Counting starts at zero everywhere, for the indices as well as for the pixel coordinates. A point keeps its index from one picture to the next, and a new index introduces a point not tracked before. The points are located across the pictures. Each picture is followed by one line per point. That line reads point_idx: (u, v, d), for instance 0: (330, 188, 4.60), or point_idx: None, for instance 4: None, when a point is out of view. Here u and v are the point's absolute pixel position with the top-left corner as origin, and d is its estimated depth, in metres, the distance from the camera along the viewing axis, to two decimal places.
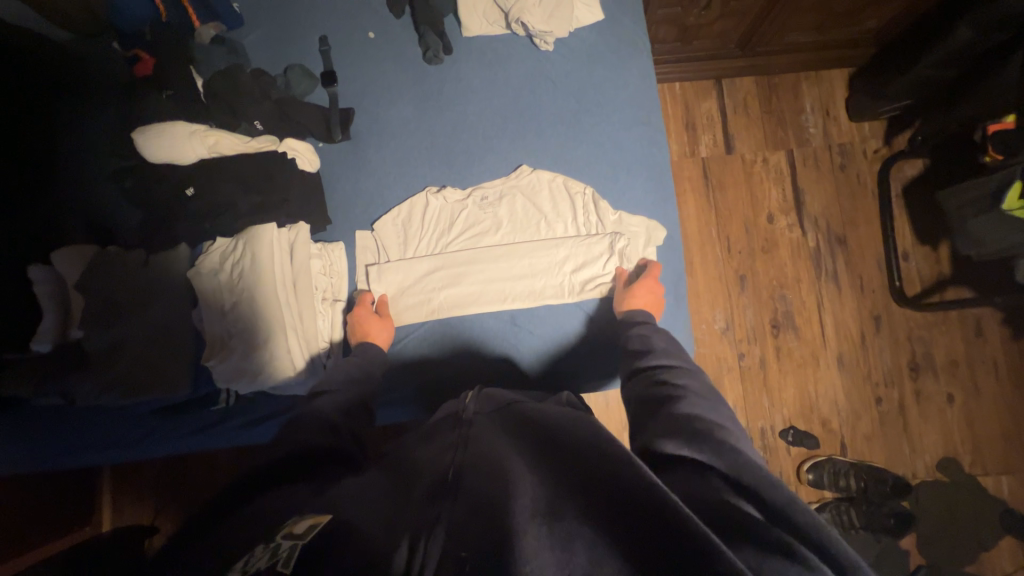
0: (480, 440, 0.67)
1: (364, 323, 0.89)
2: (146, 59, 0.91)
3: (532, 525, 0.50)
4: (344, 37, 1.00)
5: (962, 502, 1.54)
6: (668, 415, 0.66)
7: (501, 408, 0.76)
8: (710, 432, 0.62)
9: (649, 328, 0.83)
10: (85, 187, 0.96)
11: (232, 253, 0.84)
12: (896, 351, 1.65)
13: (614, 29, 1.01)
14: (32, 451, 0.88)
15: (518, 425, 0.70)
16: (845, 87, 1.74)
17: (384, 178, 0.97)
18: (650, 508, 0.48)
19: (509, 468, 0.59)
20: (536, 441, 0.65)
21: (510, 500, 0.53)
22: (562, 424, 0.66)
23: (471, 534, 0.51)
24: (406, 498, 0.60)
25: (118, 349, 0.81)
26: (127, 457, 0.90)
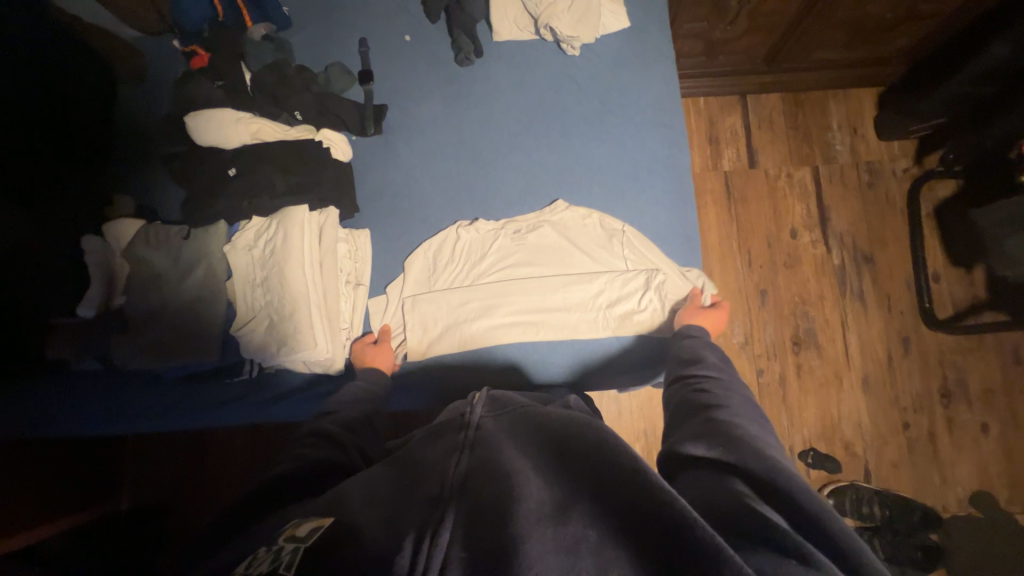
0: (490, 441, 0.67)
1: (367, 355, 0.92)
2: (202, 53, 1.01)
3: (537, 527, 0.53)
4: (383, 39, 1.07)
5: (998, 540, 1.44)
6: (705, 419, 0.70)
7: (508, 411, 0.76)
8: (743, 439, 0.64)
9: (701, 343, 0.86)
10: (138, 168, 1.03)
11: (266, 232, 0.89)
12: (926, 375, 1.58)
13: (640, 36, 1.04)
14: (71, 412, 0.93)
15: (520, 427, 0.71)
16: (874, 105, 1.73)
17: (412, 170, 1.01)
18: (652, 514, 0.51)
19: (516, 471, 0.60)
20: (543, 443, 0.66)
21: (512, 501, 0.55)
22: (573, 430, 0.66)
23: (483, 530, 0.53)
24: (411, 497, 0.61)
25: (156, 313, 0.87)
26: (153, 424, 0.93)
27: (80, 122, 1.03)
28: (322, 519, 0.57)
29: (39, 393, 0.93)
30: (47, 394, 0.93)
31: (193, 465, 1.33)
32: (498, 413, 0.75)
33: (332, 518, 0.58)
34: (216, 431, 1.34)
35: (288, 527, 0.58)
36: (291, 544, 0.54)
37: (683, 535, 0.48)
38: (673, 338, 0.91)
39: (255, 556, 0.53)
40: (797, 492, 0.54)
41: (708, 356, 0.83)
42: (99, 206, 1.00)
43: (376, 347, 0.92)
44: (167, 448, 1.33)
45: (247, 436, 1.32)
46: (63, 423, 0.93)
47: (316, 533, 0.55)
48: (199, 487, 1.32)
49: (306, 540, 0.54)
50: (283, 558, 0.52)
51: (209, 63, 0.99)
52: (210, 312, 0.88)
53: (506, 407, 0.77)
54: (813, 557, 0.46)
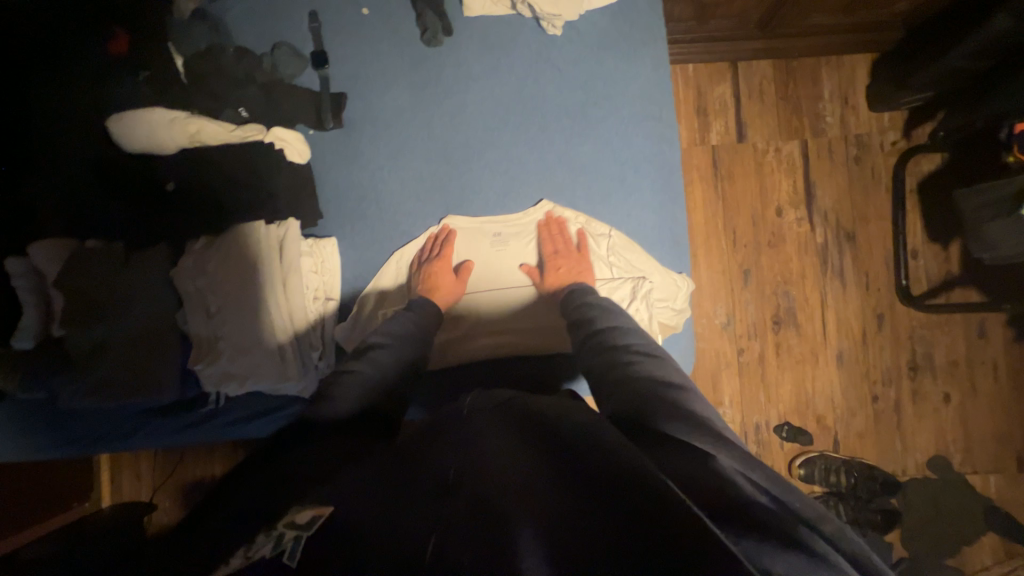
0: (482, 429, 0.62)
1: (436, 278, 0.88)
2: (122, 36, 0.86)
3: (536, 523, 0.43)
4: (335, 15, 0.93)
5: (948, 499, 1.56)
6: (644, 387, 0.64)
7: (503, 398, 0.69)
8: (682, 402, 0.61)
9: (590, 297, 0.83)
10: None
11: (218, 252, 0.81)
12: (896, 350, 1.63)
13: (627, 11, 0.93)
14: (20, 442, 0.86)
15: (512, 411, 0.64)
16: (867, 72, 1.65)
17: (377, 171, 0.92)
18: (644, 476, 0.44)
19: (505, 453, 0.54)
20: (530, 430, 0.58)
21: (504, 485, 0.48)
22: (573, 417, 0.57)
23: (475, 512, 0.46)
24: (405, 487, 0.55)
25: (101, 347, 0.79)
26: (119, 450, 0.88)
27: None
28: (323, 508, 0.51)
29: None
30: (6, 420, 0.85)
31: (173, 466, 1.31)
32: (493, 403, 0.68)
33: (333, 506, 0.52)
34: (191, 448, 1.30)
35: (290, 512, 0.52)
36: (292, 532, 0.48)
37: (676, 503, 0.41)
38: (565, 301, 0.86)
39: (253, 542, 0.48)
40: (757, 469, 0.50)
41: (605, 310, 0.80)
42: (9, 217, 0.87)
43: (441, 264, 0.88)
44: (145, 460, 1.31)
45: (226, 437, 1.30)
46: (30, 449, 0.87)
47: (317, 522, 0.49)
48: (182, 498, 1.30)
49: (307, 530, 0.48)
50: (284, 546, 0.46)
51: (131, 49, 0.86)
52: (165, 344, 0.81)
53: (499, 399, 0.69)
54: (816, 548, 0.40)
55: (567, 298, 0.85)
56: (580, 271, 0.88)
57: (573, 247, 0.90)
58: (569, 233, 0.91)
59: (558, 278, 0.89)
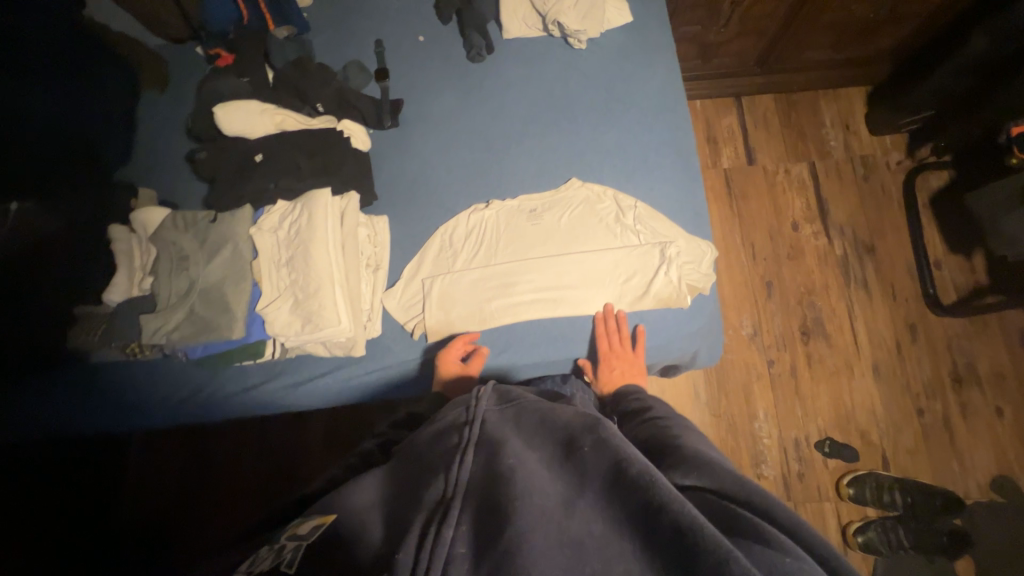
0: (494, 433, 0.55)
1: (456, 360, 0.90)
2: (226, 55, 1.07)
3: (551, 563, 0.43)
4: (398, 41, 1.13)
5: (1021, 525, 1.42)
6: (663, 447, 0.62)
7: (516, 404, 0.60)
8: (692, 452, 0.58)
9: (648, 394, 0.80)
10: (172, 166, 1.10)
11: (290, 214, 0.92)
12: (935, 361, 1.58)
13: (642, 30, 1.09)
14: (101, 407, 1.00)
15: (528, 419, 0.58)
16: (864, 103, 1.80)
17: (426, 160, 1.05)
18: (658, 506, 0.43)
19: (519, 467, 0.50)
20: (552, 444, 0.54)
21: (515, 503, 0.46)
22: (594, 439, 0.52)
23: (490, 540, 0.45)
24: (413, 504, 0.51)
25: (185, 293, 0.88)
26: (180, 415, 1.01)
27: (115, 126, 1.13)
28: (325, 517, 0.55)
29: (78, 383, 1.00)
30: (88, 386, 1.00)
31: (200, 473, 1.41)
32: (505, 407, 0.59)
33: (334, 514, 0.55)
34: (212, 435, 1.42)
35: (294, 525, 0.56)
36: (293, 542, 0.52)
37: (690, 535, 0.41)
38: (614, 400, 0.84)
39: (257, 555, 0.53)
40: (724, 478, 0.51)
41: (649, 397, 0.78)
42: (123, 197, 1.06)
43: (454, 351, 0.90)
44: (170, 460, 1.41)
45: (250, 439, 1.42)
46: (106, 416, 1.01)
47: (316, 531, 0.52)
48: (215, 489, 1.39)
49: (306, 539, 0.52)
50: (283, 557, 0.50)
51: (234, 62, 1.05)
52: (234, 292, 0.88)
53: (515, 397, 0.62)
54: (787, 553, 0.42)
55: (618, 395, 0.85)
56: (633, 375, 0.89)
57: (628, 345, 0.92)
58: (626, 327, 0.92)
59: (614, 377, 0.89)
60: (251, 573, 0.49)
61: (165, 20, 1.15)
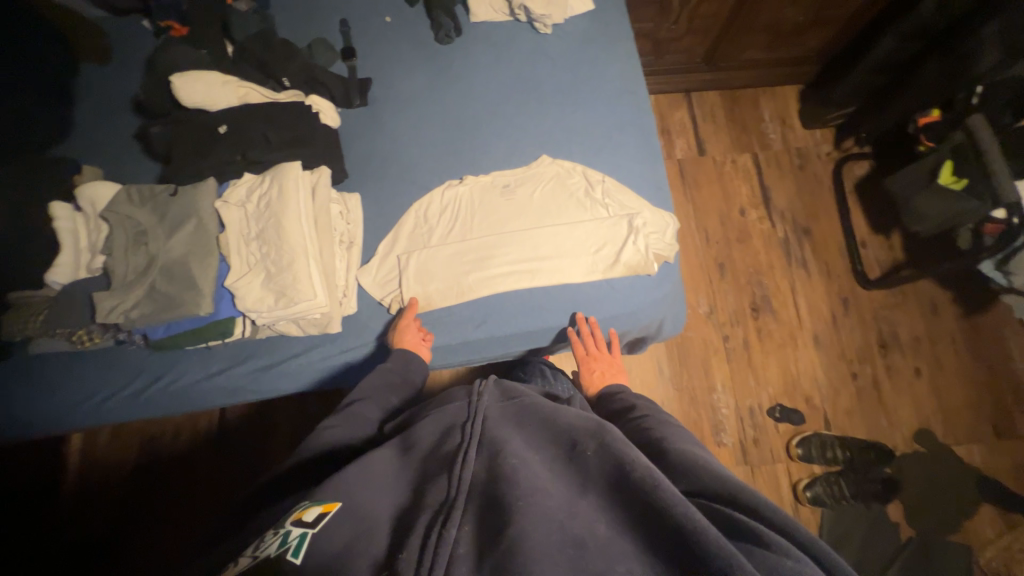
0: (496, 434, 0.61)
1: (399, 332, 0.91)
2: (179, 28, 1.02)
3: (558, 548, 0.47)
4: (364, 20, 1.12)
5: (939, 470, 1.62)
6: (658, 451, 0.65)
7: (517, 402, 0.67)
8: (690, 458, 0.61)
9: (632, 393, 0.86)
10: (124, 145, 1.04)
11: (259, 189, 0.89)
12: (865, 329, 1.77)
13: (602, 18, 1.15)
14: (43, 401, 0.92)
15: (530, 424, 0.64)
16: (796, 100, 1.98)
17: (398, 139, 1.05)
18: (663, 509, 0.48)
19: (522, 467, 0.55)
20: (552, 444, 0.61)
21: (521, 501, 0.51)
22: (593, 440, 0.59)
23: (494, 537, 0.49)
24: (417, 505, 0.55)
25: (145, 269, 0.83)
26: (137, 404, 0.94)
27: (53, 102, 1.05)
28: (329, 505, 0.55)
29: (14, 378, 0.92)
30: (25, 379, 0.92)
31: (155, 477, 1.36)
32: (506, 406, 0.66)
33: (338, 502, 0.55)
34: (169, 445, 1.38)
35: (294, 511, 0.55)
36: (299, 529, 0.52)
37: (691, 538, 0.45)
38: (601, 401, 0.91)
39: (262, 540, 0.53)
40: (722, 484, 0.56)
41: (637, 397, 0.84)
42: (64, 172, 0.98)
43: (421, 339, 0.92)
44: (125, 476, 1.36)
45: (209, 440, 1.38)
46: (42, 411, 0.92)
47: (321, 520, 0.52)
48: (182, 498, 1.35)
49: (312, 527, 0.52)
50: (289, 543, 0.50)
51: (189, 34, 1.01)
52: (200, 267, 0.84)
53: (514, 397, 0.69)
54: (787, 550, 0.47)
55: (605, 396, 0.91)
56: (614, 374, 0.96)
57: (605, 349, 0.97)
58: (602, 335, 0.98)
59: (597, 379, 0.95)
60: (256, 562, 0.49)
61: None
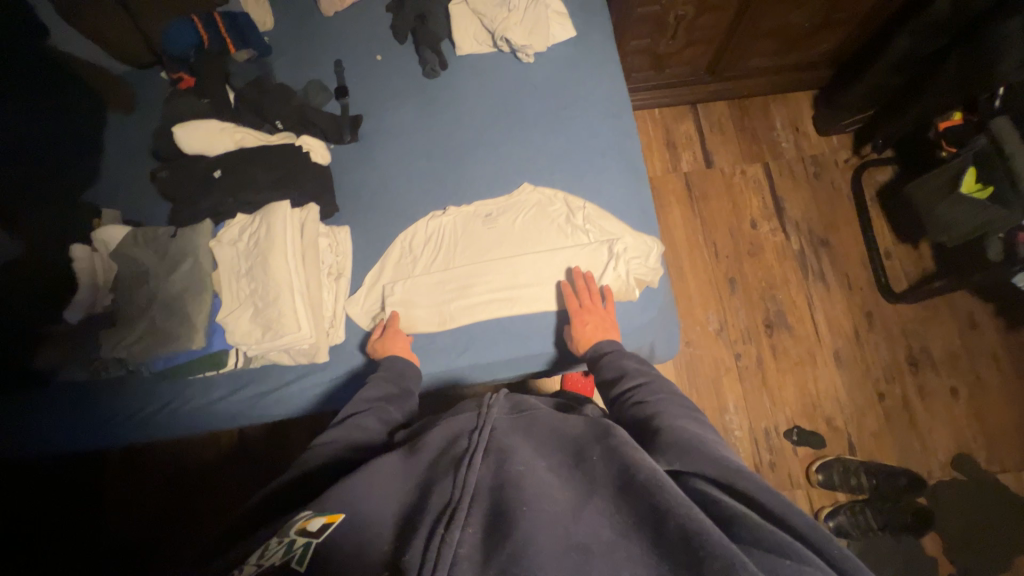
0: (504, 441, 0.63)
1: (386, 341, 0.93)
2: (188, 78, 1.11)
3: (563, 554, 0.49)
4: (356, 60, 1.18)
5: (982, 501, 1.48)
6: (655, 431, 0.66)
7: (527, 414, 0.71)
8: (690, 439, 0.62)
9: (621, 353, 0.84)
10: (139, 189, 1.14)
11: (249, 228, 0.95)
12: (892, 346, 1.65)
13: (586, 43, 1.16)
14: (56, 428, 0.99)
15: (537, 433, 0.67)
16: (810, 106, 1.90)
17: (385, 172, 1.09)
18: (666, 513, 0.50)
19: (528, 474, 0.58)
20: (559, 454, 0.63)
21: (526, 507, 0.53)
22: (601, 450, 0.61)
23: (498, 541, 0.51)
24: (422, 505, 0.57)
25: (146, 304, 0.91)
26: (142, 432, 1.00)
27: (82, 153, 1.17)
28: (333, 515, 0.56)
29: (34, 404, 0.99)
30: (42, 408, 0.99)
31: (180, 490, 1.38)
32: (515, 417, 0.70)
33: (342, 513, 0.56)
34: (194, 456, 1.40)
35: (298, 519, 0.56)
36: (303, 538, 0.53)
37: (698, 539, 0.47)
38: (590, 362, 0.88)
39: (266, 547, 0.53)
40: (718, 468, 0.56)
41: (627, 363, 0.82)
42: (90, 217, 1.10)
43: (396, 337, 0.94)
44: (154, 488, 1.38)
45: (231, 456, 1.40)
46: (58, 432, 0.99)
47: (325, 530, 0.54)
48: (206, 513, 1.35)
49: (316, 536, 0.53)
50: (293, 552, 0.51)
51: (195, 85, 1.10)
52: (194, 303, 0.91)
53: (524, 409, 0.72)
54: (793, 548, 0.45)
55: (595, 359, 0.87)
56: (606, 328, 0.90)
57: (597, 300, 0.93)
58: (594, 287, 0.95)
59: (588, 333, 0.90)
60: (260, 570, 0.49)
61: (135, 48, 1.20)
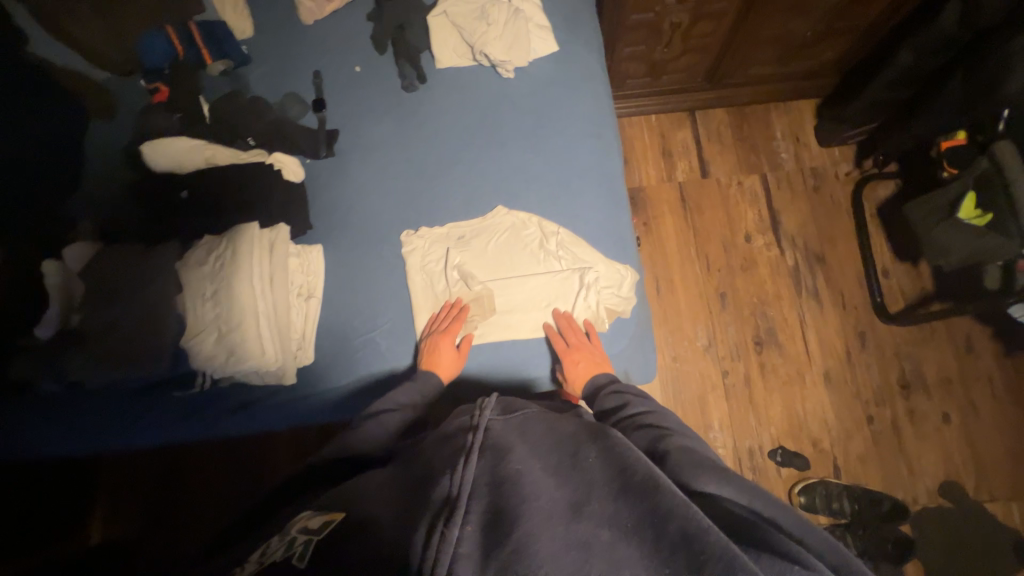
0: (500, 441, 0.64)
1: (439, 353, 0.93)
2: (163, 89, 1.10)
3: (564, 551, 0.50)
4: (334, 71, 1.16)
5: (968, 530, 1.46)
6: (672, 451, 0.67)
7: (519, 415, 0.72)
8: (710, 461, 0.64)
9: (625, 387, 0.86)
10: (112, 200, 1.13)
11: (217, 249, 0.96)
12: (884, 368, 1.61)
13: (569, 57, 1.13)
14: (33, 438, 0.98)
15: (533, 432, 0.68)
16: (813, 115, 1.84)
17: (360, 189, 1.07)
18: (667, 515, 0.52)
19: (526, 474, 0.59)
20: (554, 453, 0.64)
21: (525, 507, 0.54)
22: (597, 454, 0.62)
23: (497, 539, 0.52)
24: (422, 500, 0.59)
25: (112, 326, 0.93)
26: (121, 443, 0.99)
27: None
28: (333, 514, 0.63)
29: (7, 413, 0.97)
30: (12, 419, 0.97)
31: (177, 489, 1.36)
32: (507, 417, 0.71)
33: (342, 512, 0.63)
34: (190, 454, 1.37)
35: (301, 519, 0.64)
36: (305, 536, 0.59)
37: (697, 542, 0.48)
38: (590, 396, 0.88)
39: (270, 544, 0.61)
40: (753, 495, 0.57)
41: (628, 393, 0.84)
42: (62, 222, 1.07)
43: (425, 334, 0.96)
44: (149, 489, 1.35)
45: (225, 458, 1.37)
46: (24, 440, 0.98)
47: (326, 527, 0.61)
48: (201, 513, 1.34)
49: (316, 534, 0.60)
50: (296, 549, 0.58)
51: (169, 97, 1.09)
52: (159, 328, 0.93)
53: (517, 411, 0.74)
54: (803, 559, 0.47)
55: (598, 390, 0.87)
56: (598, 361, 0.92)
57: (584, 337, 0.95)
58: (576, 323, 0.97)
59: (583, 371, 0.91)
60: (265, 563, 0.57)
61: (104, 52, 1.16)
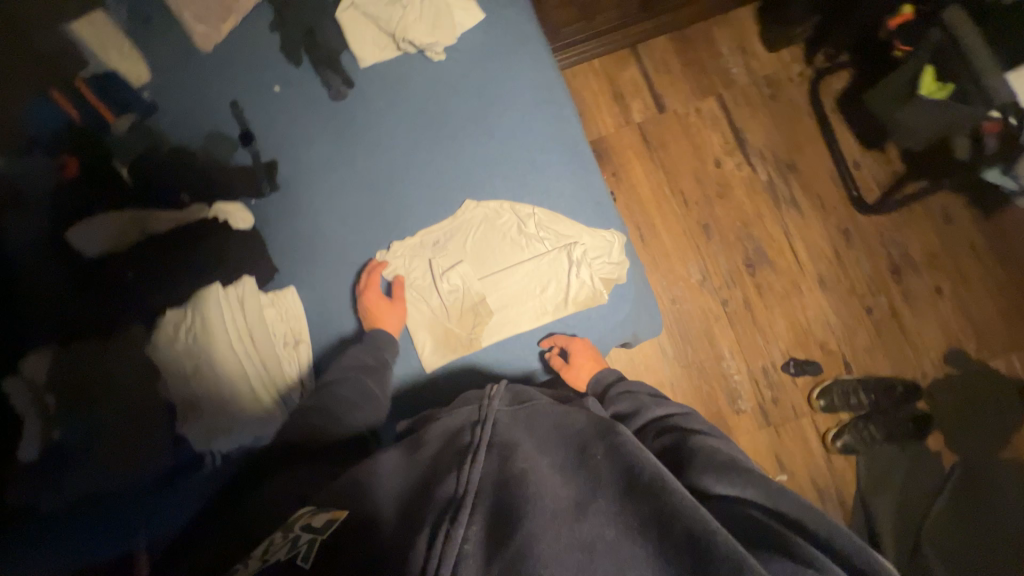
0: (506, 439, 0.61)
1: (374, 305, 0.94)
2: (69, 162, 0.98)
3: (563, 549, 0.47)
4: (251, 97, 1.05)
5: (977, 390, 1.53)
6: (690, 450, 0.64)
7: (528, 406, 0.68)
8: (733, 460, 0.60)
9: (634, 385, 0.85)
10: None
11: (184, 322, 0.91)
12: (873, 258, 1.64)
13: (499, 24, 1.05)
14: None
15: (539, 427, 0.64)
16: (755, 21, 1.78)
17: (317, 218, 1.00)
18: (673, 515, 0.48)
19: (530, 471, 0.55)
20: (561, 444, 0.61)
21: (530, 504, 0.51)
22: (606, 436, 0.59)
23: (501, 537, 0.49)
24: (422, 502, 0.56)
25: (100, 432, 0.88)
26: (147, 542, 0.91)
27: None
28: (338, 512, 0.59)
29: None
30: None
31: None
32: (516, 408, 0.68)
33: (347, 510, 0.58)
34: None
35: (304, 517, 0.60)
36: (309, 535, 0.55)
37: (701, 542, 0.45)
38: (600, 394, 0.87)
39: (273, 544, 0.56)
40: (780, 499, 0.54)
41: (637, 393, 0.81)
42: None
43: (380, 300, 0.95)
44: None
45: None
46: None
47: (331, 525, 0.56)
48: None
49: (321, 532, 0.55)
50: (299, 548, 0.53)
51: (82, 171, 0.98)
52: (154, 418, 0.89)
53: (527, 402, 0.70)
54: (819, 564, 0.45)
55: (607, 388, 0.86)
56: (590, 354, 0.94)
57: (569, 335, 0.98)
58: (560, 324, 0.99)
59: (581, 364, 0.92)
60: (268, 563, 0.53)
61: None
